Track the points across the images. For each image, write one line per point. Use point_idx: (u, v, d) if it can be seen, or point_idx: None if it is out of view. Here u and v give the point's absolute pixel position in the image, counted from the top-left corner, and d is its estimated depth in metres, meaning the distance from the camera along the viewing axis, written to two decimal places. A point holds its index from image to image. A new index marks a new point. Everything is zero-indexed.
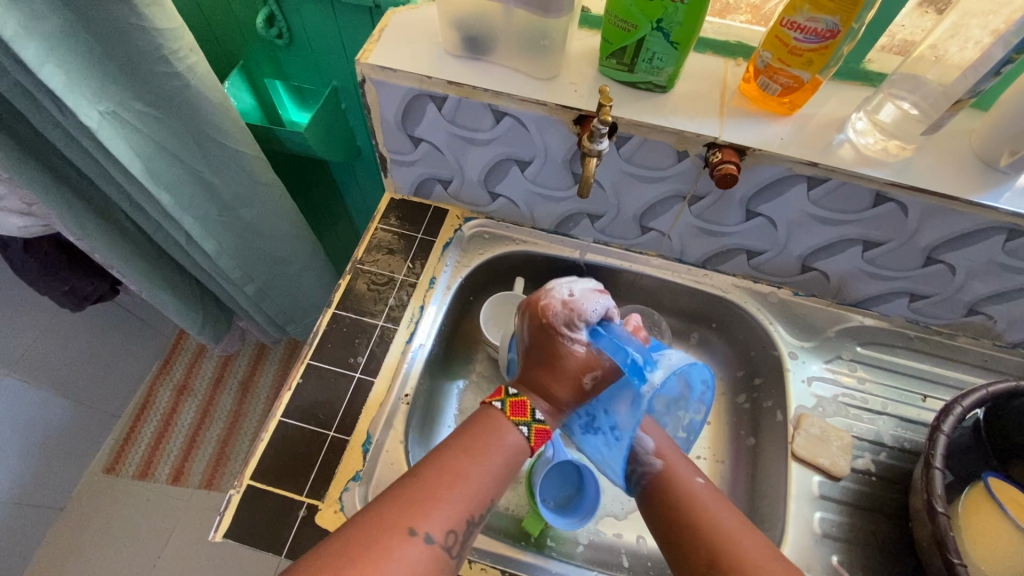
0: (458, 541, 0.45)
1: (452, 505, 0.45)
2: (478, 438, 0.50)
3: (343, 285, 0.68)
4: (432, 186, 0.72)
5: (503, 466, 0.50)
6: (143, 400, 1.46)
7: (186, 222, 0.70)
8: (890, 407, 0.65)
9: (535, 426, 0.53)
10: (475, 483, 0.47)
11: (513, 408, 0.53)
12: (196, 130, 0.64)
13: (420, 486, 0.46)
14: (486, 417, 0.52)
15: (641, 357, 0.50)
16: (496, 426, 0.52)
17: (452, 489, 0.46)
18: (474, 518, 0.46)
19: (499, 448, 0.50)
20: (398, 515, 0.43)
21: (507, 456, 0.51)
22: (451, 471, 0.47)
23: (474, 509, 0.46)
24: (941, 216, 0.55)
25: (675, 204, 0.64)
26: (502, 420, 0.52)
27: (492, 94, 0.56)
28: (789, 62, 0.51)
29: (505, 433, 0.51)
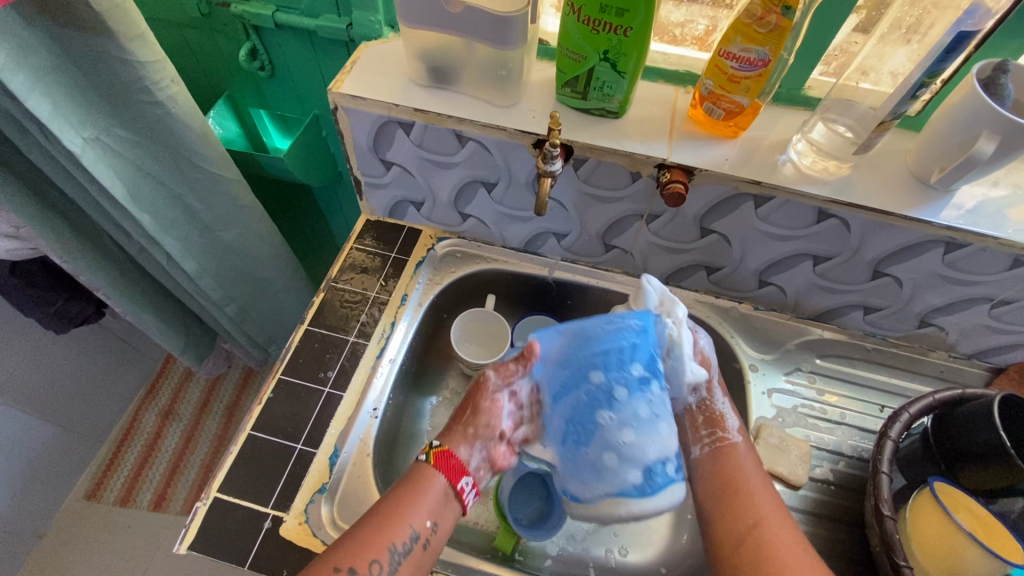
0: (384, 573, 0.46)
1: (376, 540, 0.47)
2: (398, 492, 0.50)
3: (316, 302, 0.70)
4: (406, 208, 0.75)
5: (425, 508, 0.50)
6: (128, 425, 1.46)
7: (166, 242, 0.72)
8: (849, 417, 0.67)
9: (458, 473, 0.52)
10: (397, 522, 0.48)
11: (437, 458, 0.52)
12: (177, 156, 0.66)
13: (349, 533, 0.48)
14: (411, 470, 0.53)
15: (600, 379, 0.51)
16: (420, 474, 0.52)
17: (373, 531, 0.48)
18: (398, 548, 0.47)
19: (420, 495, 0.50)
20: (326, 556, 0.46)
21: (430, 498, 0.50)
22: (378, 514, 0.49)
23: (397, 541, 0.48)
24: (880, 230, 0.58)
25: (634, 222, 0.67)
26: (426, 470, 0.52)
27: (455, 120, 0.60)
28: (729, 88, 0.55)
29: (425, 480, 0.51)
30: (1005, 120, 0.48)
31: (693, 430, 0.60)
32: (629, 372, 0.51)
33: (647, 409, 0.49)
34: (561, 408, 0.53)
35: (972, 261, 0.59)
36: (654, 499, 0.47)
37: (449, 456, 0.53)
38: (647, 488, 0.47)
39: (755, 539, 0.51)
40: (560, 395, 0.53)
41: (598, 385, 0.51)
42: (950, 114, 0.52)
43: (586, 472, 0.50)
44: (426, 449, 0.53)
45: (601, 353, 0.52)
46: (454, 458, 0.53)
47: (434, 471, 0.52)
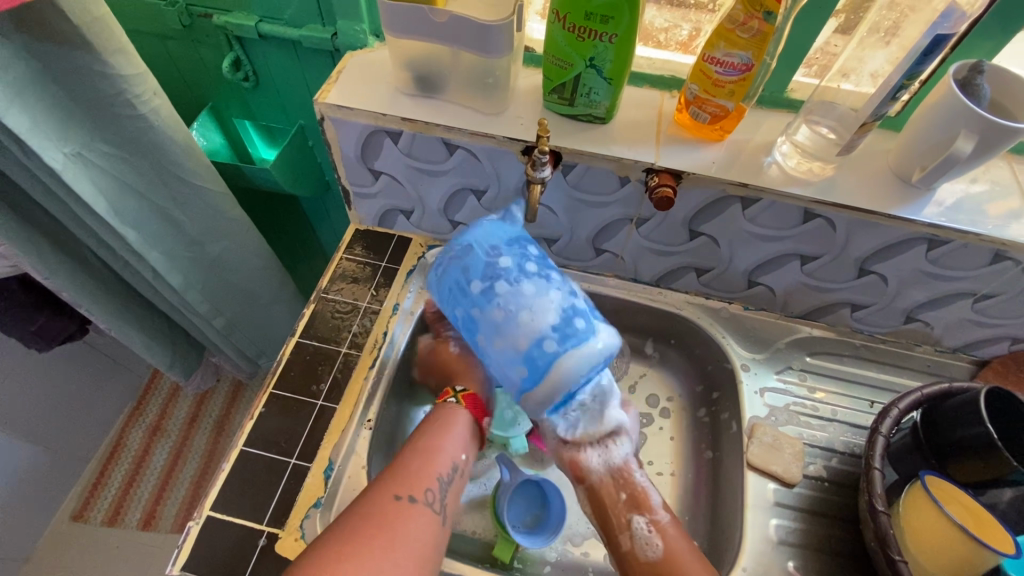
0: (437, 497, 0.53)
1: (422, 475, 0.53)
2: (435, 432, 0.58)
3: (307, 314, 0.70)
4: (395, 217, 0.75)
5: (457, 443, 0.58)
6: (115, 442, 1.43)
7: (153, 257, 0.71)
8: (840, 413, 0.68)
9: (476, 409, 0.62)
10: (440, 455, 0.56)
11: (466, 400, 0.62)
12: (160, 169, 0.65)
13: (393, 470, 0.53)
14: (437, 414, 0.61)
15: (483, 265, 0.55)
16: (449, 412, 0.61)
17: (422, 462, 0.54)
18: (445, 476, 0.55)
19: (450, 432, 0.59)
20: (386, 486, 0.51)
21: (460, 435, 0.59)
22: (420, 452, 0.56)
23: (443, 472, 0.55)
24: (865, 229, 0.59)
25: (623, 227, 0.67)
26: (455, 411, 0.61)
27: (443, 128, 0.60)
28: (714, 92, 0.56)
29: (454, 420, 0.60)
30: (982, 120, 0.49)
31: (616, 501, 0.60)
32: (504, 251, 0.56)
33: (539, 272, 0.55)
34: (471, 322, 0.55)
35: (954, 258, 0.60)
36: (574, 351, 0.52)
37: (473, 397, 0.63)
38: (574, 337, 0.52)
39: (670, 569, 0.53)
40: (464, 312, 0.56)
41: (484, 282, 0.54)
42: (930, 115, 0.53)
43: (524, 352, 0.52)
44: (450, 395, 0.63)
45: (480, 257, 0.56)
46: (478, 399, 0.63)
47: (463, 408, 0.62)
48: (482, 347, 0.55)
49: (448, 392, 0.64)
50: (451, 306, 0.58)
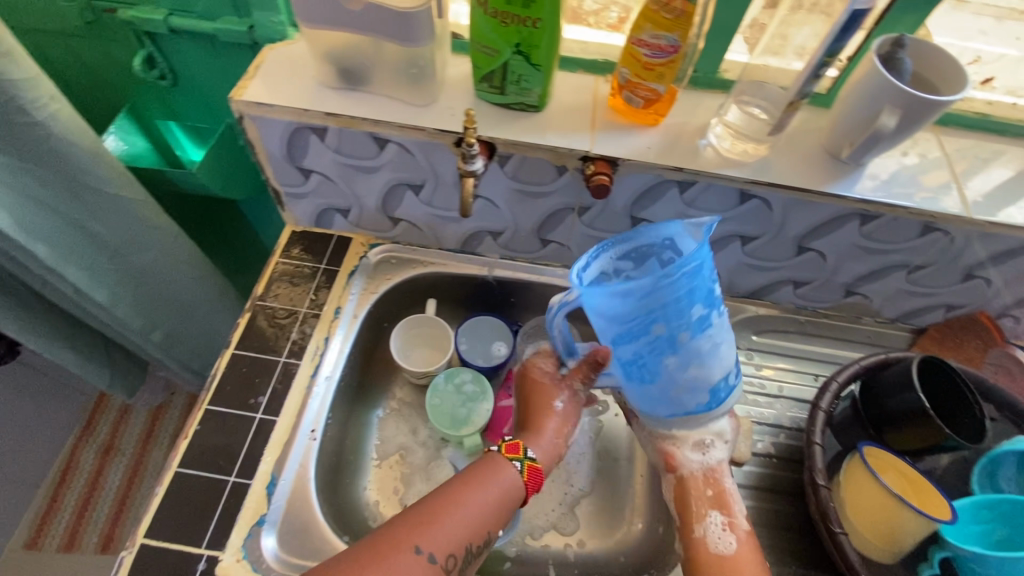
0: (456, 564, 0.47)
1: (440, 529, 0.47)
2: (469, 479, 0.51)
3: (242, 323, 0.66)
4: (332, 216, 0.72)
5: (499, 509, 0.51)
6: (66, 463, 1.36)
7: (70, 273, 0.66)
8: (786, 389, 0.69)
9: (525, 463, 0.54)
10: (477, 521, 0.49)
11: (529, 473, 0.53)
12: (68, 178, 0.61)
13: (415, 510, 0.48)
14: (489, 461, 0.53)
15: (709, 287, 0.49)
16: (494, 468, 0.53)
17: (439, 513, 0.48)
18: (472, 547, 0.49)
19: (496, 489, 0.51)
20: (405, 528, 0.47)
21: (499, 493, 0.51)
22: (446, 498, 0.50)
23: (472, 540, 0.48)
24: (801, 207, 0.60)
25: (566, 216, 0.66)
26: (507, 466, 0.53)
27: (370, 122, 0.57)
28: (644, 76, 0.55)
29: (498, 476, 0.52)
30: (904, 94, 0.49)
31: (699, 503, 0.54)
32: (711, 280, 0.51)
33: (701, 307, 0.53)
34: (667, 342, 0.49)
35: (887, 231, 0.61)
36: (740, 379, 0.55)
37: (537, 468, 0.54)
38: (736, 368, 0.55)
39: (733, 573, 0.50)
40: (668, 330, 0.48)
41: (704, 306, 0.49)
42: (855, 91, 0.54)
43: (718, 384, 0.52)
44: (517, 457, 0.54)
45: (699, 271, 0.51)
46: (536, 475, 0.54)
47: (520, 480, 0.53)
48: (665, 368, 0.50)
49: (516, 450, 0.54)
50: (647, 310, 0.48)
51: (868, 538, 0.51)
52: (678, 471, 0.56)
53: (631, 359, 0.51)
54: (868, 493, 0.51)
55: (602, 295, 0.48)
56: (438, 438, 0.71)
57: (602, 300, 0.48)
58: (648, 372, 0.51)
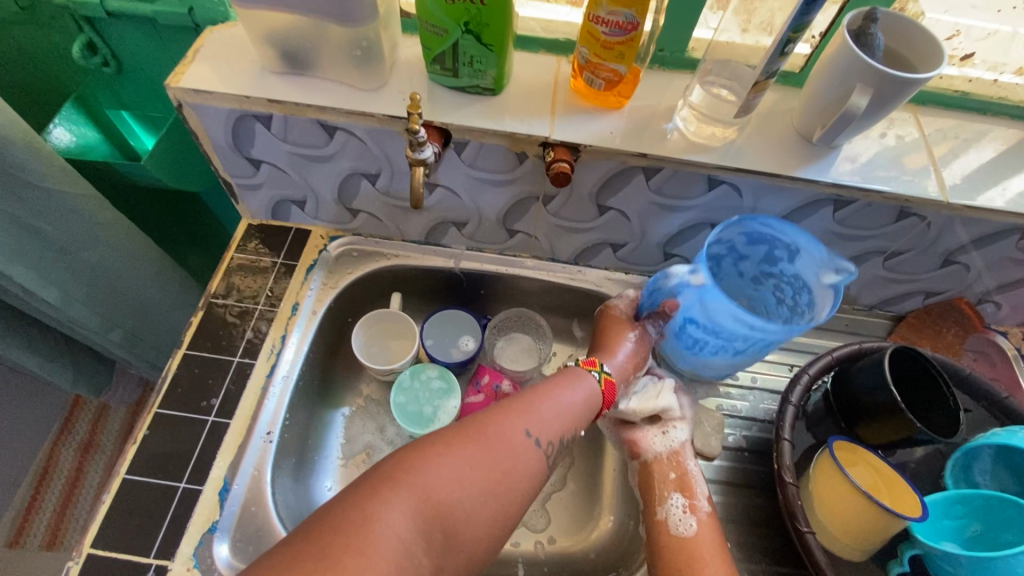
0: (553, 453, 0.49)
1: (544, 417, 0.49)
2: (565, 380, 0.54)
3: (194, 322, 0.64)
4: (288, 208, 0.69)
5: (579, 411, 0.53)
6: (44, 462, 1.34)
7: (16, 273, 0.63)
8: (760, 380, 0.67)
9: (604, 376, 0.57)
10: (568, 414, 0.51)
11: (607, 383, 0.56)
12: (2, 174, 0.57)
13: (521, 397, 0.51)
14: (572, 370, 0.56)
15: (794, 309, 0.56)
16: (575, 376, 0.55)
17: (540, 404, 0.50)
18: (564, 438, 0.50)
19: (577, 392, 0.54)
20: (511, 413, 0.48)
21: (585, 398, 0.54)
22: (537, 396, 0.52)
23: (563, 431, 0.50)
24: (771, 193, 0.57)
25: (531, 205, 0.63)
26: (584, 373, 0.56)
27: (316, 109, 0.54)
28: (604, 56, 0.52)
29: (582, 381, 0.55)
30: (876, 72, 0.47)
31: (662, 484, 0.56)
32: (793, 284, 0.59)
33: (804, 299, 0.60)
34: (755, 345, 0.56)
35: (861, 217, 0.59)
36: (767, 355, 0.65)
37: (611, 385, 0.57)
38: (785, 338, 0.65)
39: (689, 553, 0.50)
40: (750, 348, 0.56)
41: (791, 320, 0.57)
42: (826, 70, 0.51)
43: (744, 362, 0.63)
44: (595, 368, 0.57)
45: (811, 277, 0.58)
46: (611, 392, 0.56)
47: (599, 389, 0.55)
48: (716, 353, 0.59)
49: (594, 364, 0.57)
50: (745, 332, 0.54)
51: (844, 543, 0.49)
52: (642, 455, 0.59)
53: (695, 336, 0.59)
54: (828, 486, 0.50)
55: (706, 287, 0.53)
56: (405, 435, 0.70)
57: (725, 307, 0.52)
58: (695, 346, 0.60)
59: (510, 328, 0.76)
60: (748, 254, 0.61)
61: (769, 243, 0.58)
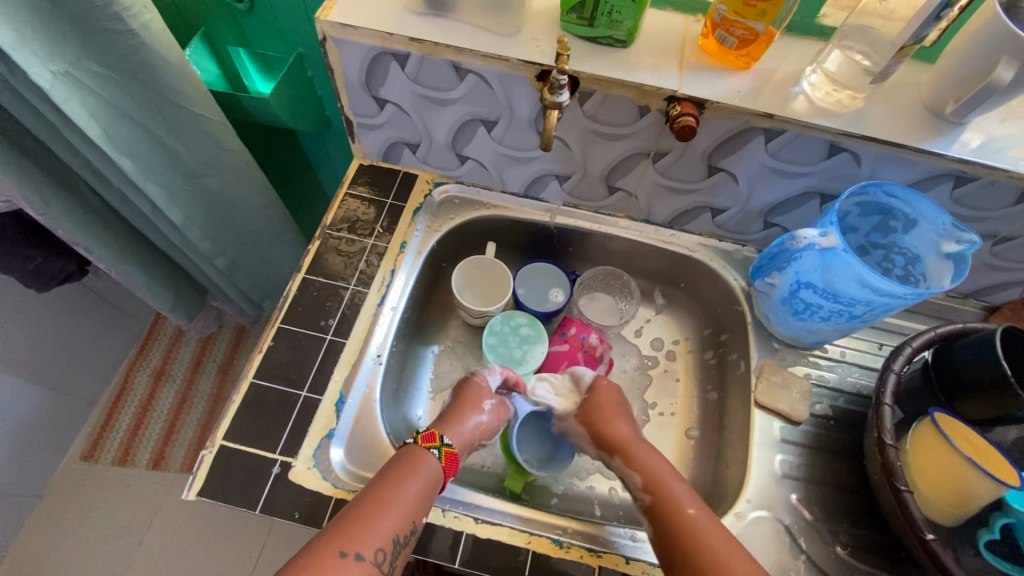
0: (387, 558, 0.47)
1: (372, 527, 0.47)
2: (392, 478, 0.50)
3: (312, 251, 0.68)
4: (401, 151, 0.72)
5: (422, 500, 0.51)
6: (121, 384, 1.44)
7: (149, 189, 0.68)
8: (849, 354, 0.68)
9: (444, 450, 0.55)
10: (403, 511, 0.49)
11: (447, 457, 0.54)
12: (154, 93, 0.62)
13: (337, 523, 0.47)
14: (406, 454, 0.53)
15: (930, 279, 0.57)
16: (410, 459, 0.53)
17: (369, 519, 0.47)
18: (400, 538, 0.48)
19: (418, 479, 0.51)
20: (330, 540, 0.46)
21: (422, 483, 0.51)
22: (366, 505, 0.48)
23: (399, 531, 0.48)
24: (891, 165, 0.57)
25: (639, 162, 0.65)
26: (428, 458, 0.53)
27: (453, 50, 0.56)
28: (743, 13, 0.52)
29: (420, 468, 0.52)
30: None
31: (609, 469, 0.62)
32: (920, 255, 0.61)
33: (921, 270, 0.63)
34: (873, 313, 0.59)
35: (980, 197, 0.58)
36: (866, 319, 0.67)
37: (453, 457, 0.55)
38: None
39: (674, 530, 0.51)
40: (867, 313, 0.59)
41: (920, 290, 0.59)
42: (970, 40, 0.50)
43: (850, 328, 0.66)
44: (434, 445, 0.54)
45: (928, 247, 0.61)
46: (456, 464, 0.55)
47: (440, 467, 0.53)
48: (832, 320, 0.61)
49: (433, 438, 0.55)
50: (868, 298, 0.57)
51: (941, 508, 0.51)
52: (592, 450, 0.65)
53: (807, 301, 0.61)
54: (928, 467, 0.51)
55: (836, 247, 0.55)
56: None
57: (854, 270, 0.55)
58: (805, 312, 0.62)
59: (594, 287, 0.79)
60: (857, 225, 0.64)
61: (884, 212, 0.61)
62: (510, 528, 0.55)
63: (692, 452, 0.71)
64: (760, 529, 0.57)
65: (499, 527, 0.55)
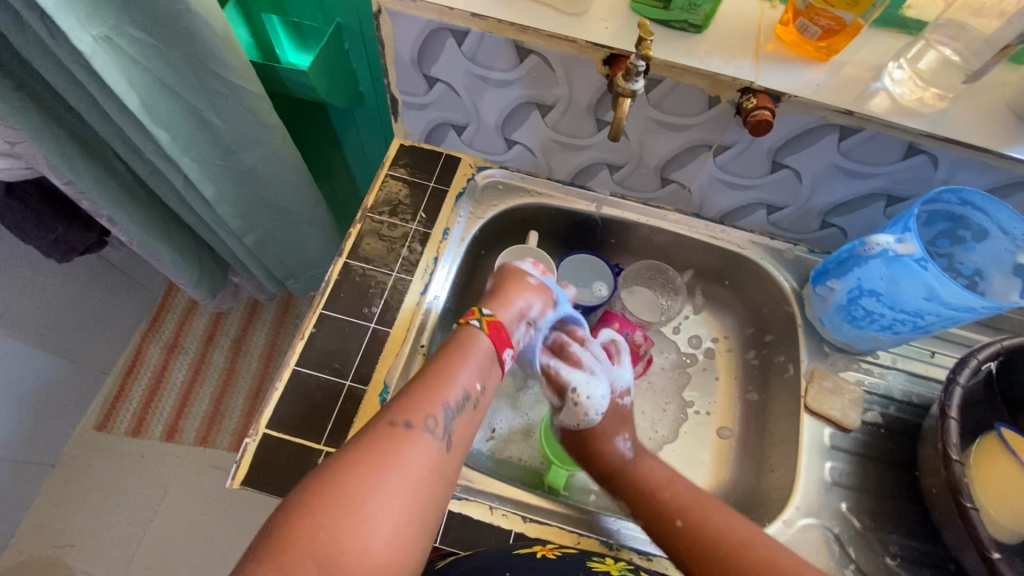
0: (444, 427, 0.46)
1: (430, 399, 0.47)
2: (450, 355, 0.51)
3: (353, 234, 0.66)
4: (445, 132, 0.69)
5: (474, 372, 0.51)
6: (133, 355, 1.43)
7: (184, 163, 0.66)
8: (900, 361, 0.66)
9: (485, 320, 0.54)
10: (450, 382, 0.48)
11: (489, 326, 0.54)
12: (195, 61, 0.58)
13: (399, 394, 0.47)
14: (456, 334, 0.54)
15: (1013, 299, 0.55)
16: (466, 337, 0.53)
17: (430, 389, 0.47)
18: (455, 404, 0.48)
19: (468, 358, 0.51)
20: (380, 416, 0.45)
21: (478, 360, 0.51)
22: (427, 378, 0.48)
23: (454, 400, 0.48)
24: (969, 169, 0.55)
25: (699, 154, 0.62)
26: (476, 333, 0.53)
27: (517, 28, 0.53)
28: (833, 2, 0.49)
29: (472, 343, 0.52)
30: None
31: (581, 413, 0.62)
32: (988, 266, 0.59)
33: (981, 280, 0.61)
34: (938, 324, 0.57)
35: None
36: None
37: (497, 326, 0.55)
38: None
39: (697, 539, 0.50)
40: (933, 324, 0.57)
41: None
42: None
43: None
44: (475, 315, 0.55)
45: (998, 260, 0.58)
46: (503, 329, 0.55)
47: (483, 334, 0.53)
48: (894, 328, 0.59)
49: (473, 313, 0.55)
50: (935, 308, 0.55)
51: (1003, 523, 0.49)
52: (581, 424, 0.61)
53: (867, 309, 0.59)
54: (993, 488, 0.50)
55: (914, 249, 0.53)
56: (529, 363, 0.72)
57: (925, 281, 0.53)
58: (863, 319, 0.61)
59: (635, 280, 0.77)
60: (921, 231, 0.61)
61: (953, 219, 0.58)
62: (559, 528, 0.54)
63: (732, 452, 0.70)
64: (809, 536, 0.56)
65: (548, 526, 0.54)
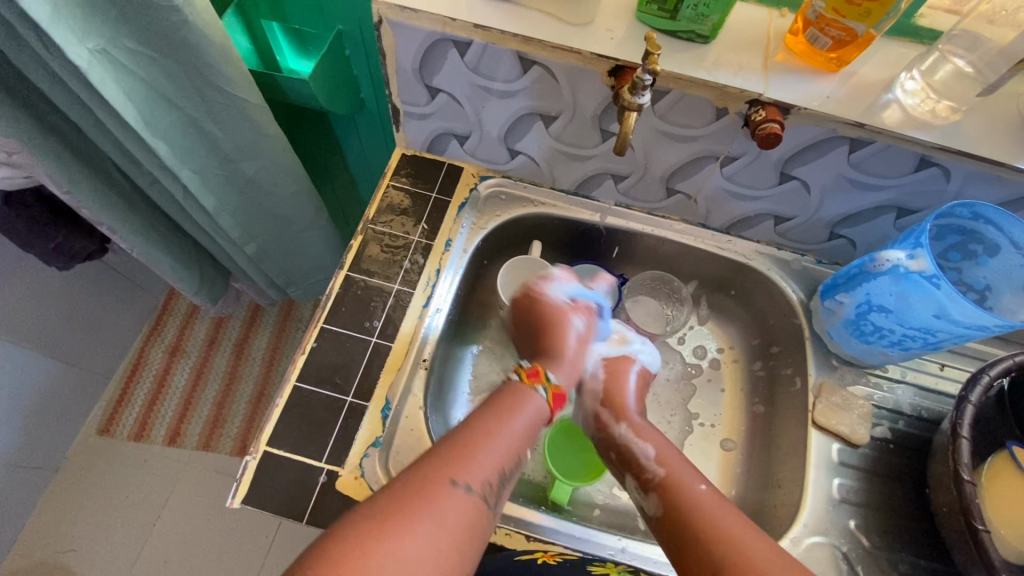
0: (493, 491, 0.45)
1: (479, 456, 0.46)
2: (501, 410, 0.51)
3: (355, 246, 0.65)
4: (447, 141, 0.69)
5: (523, 435, 0.50)
6: (135, 360, 1.42)
7: (184, 174, 0.66)
8: (909, 374, 0.65)
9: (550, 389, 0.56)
10: (500, 441, 0.48)
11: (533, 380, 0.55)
12: (193, 72, 0.57)
13: (448, 444, 0.46)
14: (511, 388, 0.54)
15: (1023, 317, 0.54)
16: (522, 395, 0.53)
17: (478, 445, 0.47)
18: (503, 471, 0.47)
19: (515, 413, 0.51)
20: (434, 468, 0.43)
21: (528, 418, 0.52)
22: (474, 432, 0.48)
23: (503, 464, 0.47)
24: (982, 182, 0.54)
25: (706, 165, 0.61)
26: (531, 393, 0.54)
27: (521, 39, 0.52)
28: (845, 13, 0.48)
29: (527, 402, 0.53)
30: None
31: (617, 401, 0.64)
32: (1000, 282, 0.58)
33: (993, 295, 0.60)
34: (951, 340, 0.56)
35: None
36: None
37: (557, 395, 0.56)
38: None
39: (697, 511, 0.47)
40: (945, 340, 0.56)
41: None
42: None
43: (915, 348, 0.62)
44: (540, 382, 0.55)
45: (1011, 276, 0.57)
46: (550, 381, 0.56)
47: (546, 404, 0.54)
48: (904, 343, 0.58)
49: (538, 376, 0.56)
50: (947, 326, 0.54)
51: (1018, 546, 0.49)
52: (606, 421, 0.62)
53: (877, 324, 0.58)
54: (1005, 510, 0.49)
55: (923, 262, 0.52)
56: None
57: (937, 299, 0.52)
58: (872, 334, 0.60)
59: (639, 291, 0.76)
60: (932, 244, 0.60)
61: (965, 233, 0.57)
62: (562, 548, 0.54)
63: (738, 465, 0.69)
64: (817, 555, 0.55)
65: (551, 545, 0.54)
